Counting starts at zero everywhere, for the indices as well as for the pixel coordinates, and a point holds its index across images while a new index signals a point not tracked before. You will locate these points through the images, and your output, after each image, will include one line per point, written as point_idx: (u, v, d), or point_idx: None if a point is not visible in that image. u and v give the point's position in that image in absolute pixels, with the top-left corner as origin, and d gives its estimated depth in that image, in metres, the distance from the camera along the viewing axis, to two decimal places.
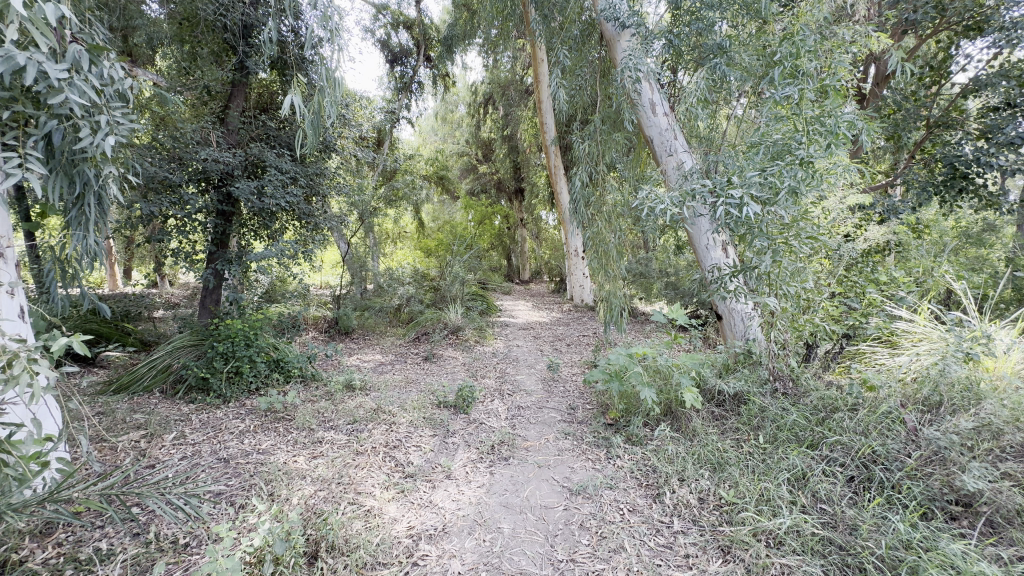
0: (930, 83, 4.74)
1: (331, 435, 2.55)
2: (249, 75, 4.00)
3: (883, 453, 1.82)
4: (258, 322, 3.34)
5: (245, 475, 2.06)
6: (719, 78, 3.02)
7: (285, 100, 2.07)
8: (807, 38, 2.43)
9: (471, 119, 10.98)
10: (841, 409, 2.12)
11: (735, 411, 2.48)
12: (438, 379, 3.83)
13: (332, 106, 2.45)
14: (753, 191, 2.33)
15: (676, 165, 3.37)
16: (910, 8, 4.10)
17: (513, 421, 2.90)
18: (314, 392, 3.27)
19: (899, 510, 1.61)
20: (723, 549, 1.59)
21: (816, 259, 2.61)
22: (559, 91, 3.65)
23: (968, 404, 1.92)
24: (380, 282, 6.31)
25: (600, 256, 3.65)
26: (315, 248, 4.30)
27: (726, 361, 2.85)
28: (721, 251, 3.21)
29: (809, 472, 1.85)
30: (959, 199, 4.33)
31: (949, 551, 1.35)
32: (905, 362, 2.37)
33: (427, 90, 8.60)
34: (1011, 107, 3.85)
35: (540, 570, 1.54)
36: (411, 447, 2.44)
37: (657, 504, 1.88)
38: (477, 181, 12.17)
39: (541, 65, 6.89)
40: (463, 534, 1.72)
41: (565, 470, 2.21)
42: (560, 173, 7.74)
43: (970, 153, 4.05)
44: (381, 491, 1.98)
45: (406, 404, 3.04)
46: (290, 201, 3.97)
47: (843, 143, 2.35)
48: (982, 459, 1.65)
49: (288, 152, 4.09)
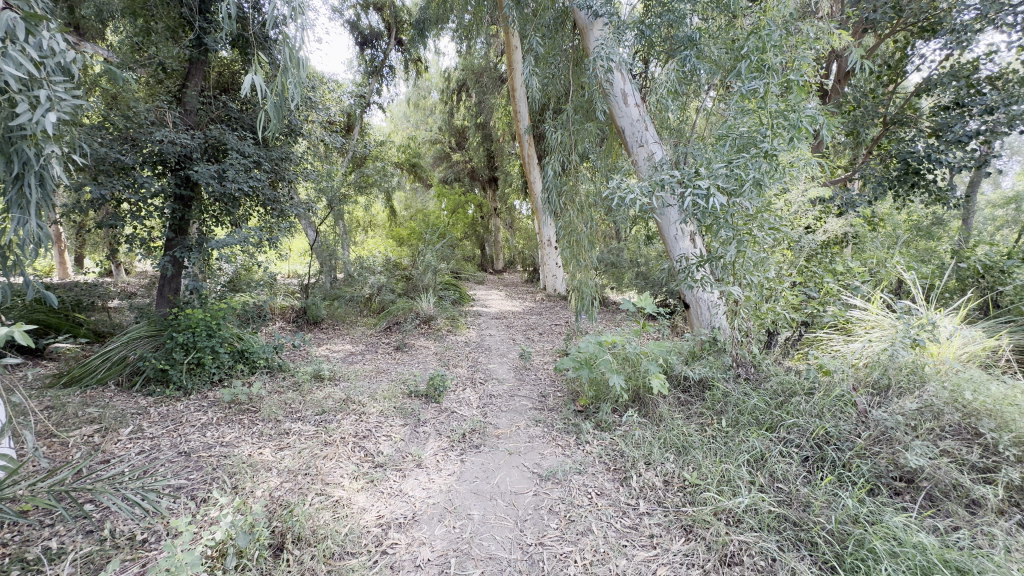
0: (887, 81, 4.92)
1: (298, 426, 2.50)
2: (207, 52, 3.78)
3: (836, 434, 1.91)
4: (220, 311, 3.22)
5: (208, 468, 2.00)
6: (689, 71, 3.06)
7: (245, 79, 1.94)
8: (772, 32, 2.48)
9: (444, 106, 10.81)
10: (798, 394, 2.22)
11: (700, 397, 2.57)
12: (409, 369, 3.80)
13: (297, 88, 2.34)
14: (719, 182, 2.38)
15: (646, 156, 3.45)
16: (870, 7, 4.26)
17: (485, 409, 2.92)
18: (281, 382, 3.20)
19: (849, 487, 1.69)
20: (685, 528, 1.65)
21: (778, 250, 2.71)
22: (532, 79, 3.62)
23: (912, 386, 2.05)
24: (350, 271, 6.18)
25: (571, 245, 3.68)
26: (280, 235, 4.21)
27: (692, 348, 2.93)
28: (689, 241, 3.28)
29: (767, 453, 1.92)
30: (911, 193, 4.55)
31: (892, 524, 1.43)
32: (858, 348, 2.49)
33: (399, 75, 8.42)
34: (959, 107, 4.05)
35: (509, 554, 1.56)
36: (382, 437, 2.42)
37: (624, 487, 1.92)
38: (450, 168, 12.08)
39: (515, 52, 6.81)
40: (433, 521, 1.72)
41: (535, 457, 2.23)
42: (533, 163, 7.76)
43: (921, 150, 4.26)
44: (350, 481, 1.96)
45: (376, 394, 3.01)
46: (253, 186, 3.83)
47: (805, 138, 2.45)
48: (924, 437, 1.78)
49: (251, 135, 3.94)
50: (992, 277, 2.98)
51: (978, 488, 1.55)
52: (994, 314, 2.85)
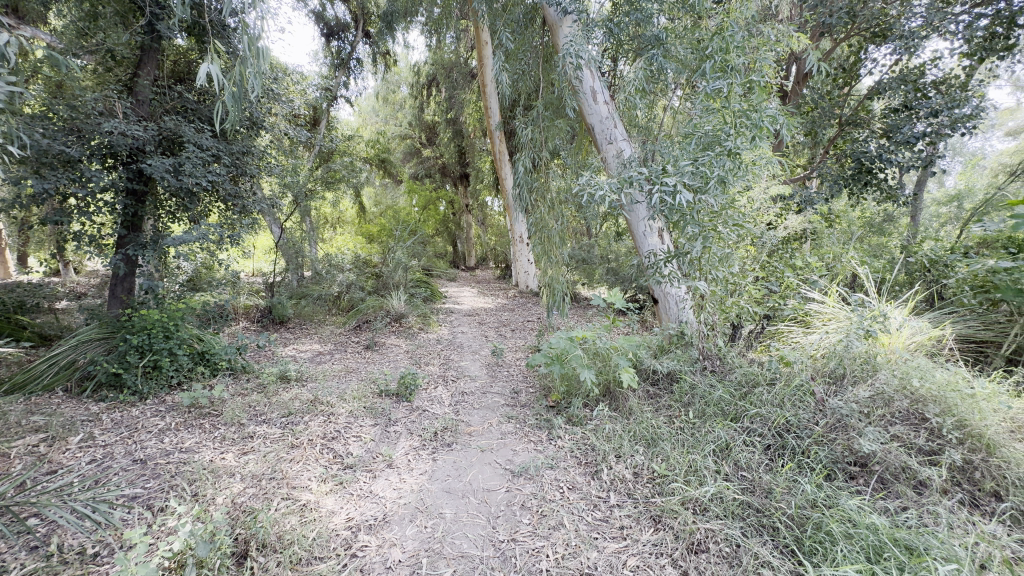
0: (842, 84, 5.14)
1: (263, 429, 2.42)
2: (160, 39, 3.58)
3: (796, 422, 1.98)
4: (178, 311, 3.08)
5: (166, 476, 1.91)
6: (656, 69, 3.10)
7: (201, 67, 1.85)
8: (735, 33, 2.56)
9: (414, 101, 10.62)
10: (761, 384, 2.30)
11: (668, 389, 2.63)
12: (380, 368, 3.74)
13: (256, 79, 2.26)
14: (685, 179, 2.43)
15: (615, 153, 3.50)
16: (827, 12, 4.36)
17: (456, 406, 2.90)
18: (245, 384, 3.09)
19: (807, 473, 1.76)
20: (654, 518, 1.68)
21: (742, 245, 2.79)
22: (502, 75, 3.60)
23: (866, 374, 2.15)
24: (318, 268, 6.02)
25: (543, 241, 3.70)
26: (242, 232, 4.07)
27: (661, 342, 2.99)
28: (657, 237, 3.34)
29: (732, 443, 1.98)
30: (864, 191, 4.77)
31: (847, 507, 1.50)
32: (816, 339, 2.60)
33: (367, 68, 8.24)
34: (907, 109, 4.28)
35: (481, 551, 1.55)
36: (351, 438, 2.37)
37: (595, 480, 1.95)
38: (421, 164, 11.91)
39: (486, 47, 6.77)
40: (404, 522, 1.70)
41: (507, 453, 2.24)
42: (504, 159, 7.77)
43: (874, 150, 4.47)
44: (318, 484, 1.91)
45: (345, 395, 2.94)
46: (212, 180, 3.68)
47: (766, 137, 2.54)
48: (876, 423, 1.88)
49: (209, 127, 3.78)
50: (937, 271, 3.12)
51: (924, 470, 1.65)
52: (939, 305, 3.00)
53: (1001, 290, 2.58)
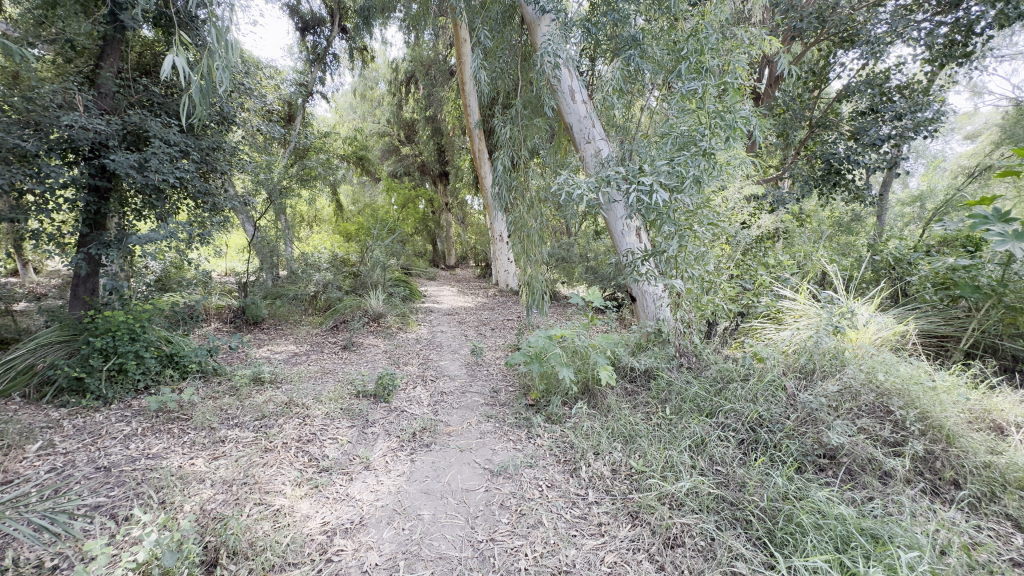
0: (813, 87, 5.27)
1: (235, 433, 2.35)
2: (123, 30, 3.43)
3: (768, 417, 2.02)
4: (145, 312, 2.97)
5: (132, 483, 1.84)
6: (633, 70, 3.14)
7: (166, 59, 1.80)
8: (710, 36, 2.62)
9: (392, 98, 10.63)
10: (735, 380, 2.35)
11: (646, 386, 2.66)
12: (357, 368, 3.68)
13: (225, 72, 2.19)
14: (662, 178, 2.46)
15: (593, 152, 3.52)
16: (798, 16, 4.49)
17: (435, 406, 2.88)
18: (216, 387, 3.00)
19: (779, 466, 1.80)
20: (632, 515, 1.70)
21: (717, 244, 2.85)
22: (480, 73, 3.58)
23: (834, 369, 2.22)
24: (293, 267, 5.89)
25: (522, 240, 3.70)
26: (212, 230, 3.96)
27: (638, 340, 3.02)
28: (635, 236, 3.37)
29: (707, 438, 2.01)
30: (833, 191, 4.91)
31: (817, 499, 1.54)
32: (788, 336, 2.67)
33: (344, 63, 8.10)
34: (874, 113, 4.45)
35: (459, 552, 1.54)
36: (327, 440, 2.33)
37: (574, 478, 1.96)
38: (400, 162, 11.79)
39: (465, 45, 6.73)
40: (381, 525, 1.68)
41: (486, 453, 2.23)
42: (484, 158, 7.75)
43: (842, 152, 4.61)
44: (292, 488, 1.87)
45: (321, 396, 2.89)
46: (180, 177, 3.56)
47: (739, 137, 2.59)
48: (844, 416, 1.94)
49: (176, 122, 3.65)
50: (901, 269, 3.22)
51: (889, 461, 1.71)
52: (903, 301, 3.11)
53: (960, 286, 2.70)
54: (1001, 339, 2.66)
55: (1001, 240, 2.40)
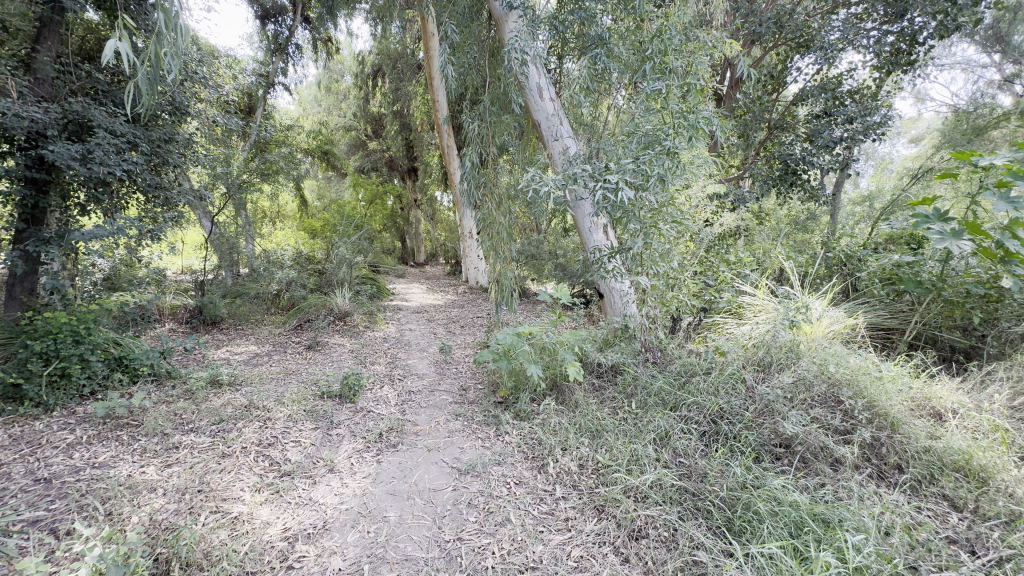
0: (771, 90, 5.46)
1: (190, 439, 2.25)
2: (63, 12, 3.21)
3: (728, 409, 2.09)
4: (91, 313, 2.79)
5: (75, 495, 1.73)
6: (600, 69, 3.17)
7: (109, 43, 1.64)
8: (673, 37, 2.68)
9: (359, 91, 10.39)
10: (698, 374, 2.42)
11: (612, 381, 2.71)
12: (322, 369, 3.59)
13: (175, 59, 2.06)
14: (627, 176, 2.50)
15: (562, 150, 3.54)
16: (757, 21, 4.64)
17: (403, 406, 2.83)
18: (170, 391, 2.86)
19: (738, 456, 1.85)
20: (598, 508, 1.72)
21: (681, 241, 2.94)
22: (447, 68, 3.54)
23: (789, 361, 2.32)
24: (255, 264, 5.68)
25: (491, 237, 3.69)
26: (164, 226, 3.77)
27: (606, 335, 3.06)
28: (602, 233, 3.41)
29: (670, 431, 2.06)
30: (790, 191, 5.12)
31: (773, 487, 1.60)
32: (748, 330, 2.77)
33: (307, 54, 7.85)
34: (828, 116, 4.66)
35: (426, 553, 1.52)
36: (290, 443, 2.26)
37: (542, 474, 1.97)
38: (366, 157, 11.54)
39: (432, 39, 6.66)
40: (346, 528, 1.64)
41: (454, 451, 2.21)
42: (453, 154, 7.68)
43: (798, 153, 4.81)
44: (251, 494, 1.80)
45: (284, 398, 2.80)
46: (128, 169, 3.37)
47: (702, 137, 2.68)
48: (798, 407, 2.03)
49: (123, 111, 3.45)
50: (852, 265, 3.38)
51: (839, 448, 1.79)
52: (854, 296, 3.26)
53: (904, 281, 2.85)
54: (941, 331, 2.81)
55: (941, 238, 2.56)
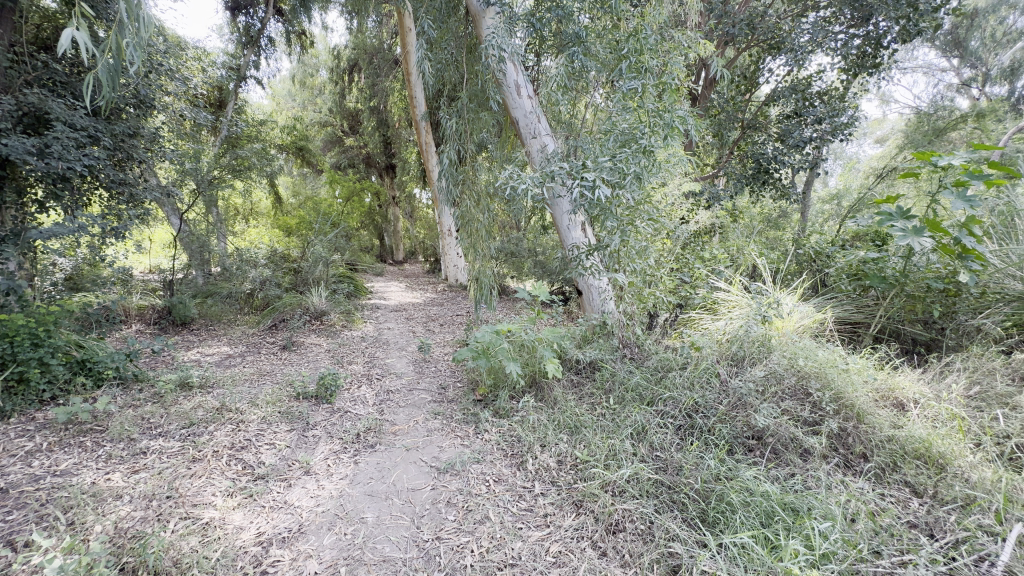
0: (744, 90, 5.58)
1: (159, 444, 2.18)
2: None
3: (703, 403, 2.13)
4: (51, 314, 2.68)
5: (34, 505, 1.66)
6: (577, 67, 3.18)
7: (65, 33, 1.54)
8: (648, 36, 2.72)
9: (334, 86, 10.20)
10: (674, 368, 2.47)
11: (591, 377, 2.74)
12: (297, 369, 3.52)
13: (137, 50, 1.96)
14: (604, 174, 2.51)
15: (540, 147, 3.53)
16: (730, 23, 4.73)
17: (381, 406, 2.80)
18: (136, 395, 2.76)
19: (712, 449, 1.89)
20: (576, 504, 1.74)
21: (657, 239, 3.00)
22: (424, 64, 3.49)
23: (761, 356, 2.39)
24: (227, 263, 5.52)
25: (470, 235, 3.68)
26: (130, 223, 3.64)
27: (585, 332, 3.08)
28: (580, 231, 3.42)
29: (647, 425, 2.10)
30: (762, 189, 5.25)
31: (745, 478, 1.64)
32: (722, 325, 2.83)
33: (280, 48, 7.66)
34: (798, 116, 4.79)
35: (404, 554, 1.51)
36: (263, 446, 2.21)
37: (521, 471, 1.98)
38: (343, 154, 11.34)
39: (410, 34, 6.58)
40: (321, 531, 1.62)
41: (433, 450, 2.20)
42: (431, 151, 7.62)
43: (770, 152, 4.93)
44: (223, 499, 1.75)
45: (258, 400, 2.73)
46: (89, 165, 3.24)
47: (677, 136, 2.73)
48: (770, 399, 2.09)
49: (83, 104, 3.31)
50: (820, 261, 3.49)
51: (808, 439, 1.84)
52: (823, 291, 3.37)
53: (870, 277, 2.96)
54: (903, 324, 2.93)
55: (903, 235, 2.66)
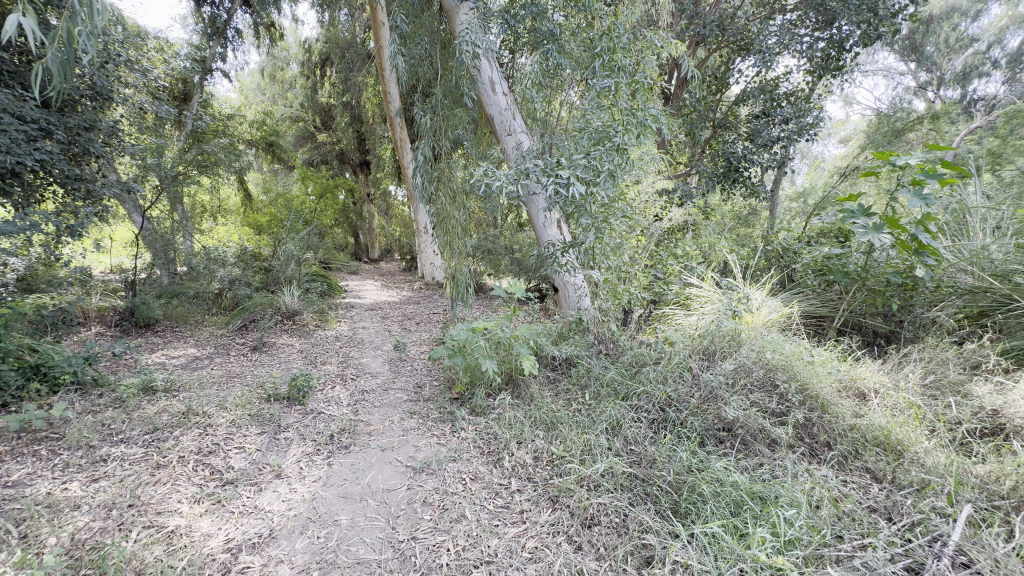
0: (716, 90, 5.69)
1: (120, 450, 2.09)
2: None
3: (675, 397, 2.17)
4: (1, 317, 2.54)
5: None
6: (552, 65, 3.19)
7: (10, 20, 1.46)
8: (621, 35, 2.75)
9: (306, 80, 9.96)
10: (648, 364, 2.51)
11: (567, 373, 2.76)
12: (268, 370, 3.43)
13: (91, 40, 1.87)
14: (578, 172, 2.53)
15: (515, 144, 3.51)
16: (701, 24, 4.82)
17: (356, 406, 2.76)
18: (96, 400, 2.64)
19: (684, 442, 1.93)
20: (552, 499, 1.75)
21: (632, 236, 3.04)
22: (398, 59, 3.44)
23: (731, 349, 2.45)
24: (193, 262, 5.33)
25: (445, 232, 3.65)
26: (87, 220, 3.48)
27: (561, 329, 3.10)
28: (555, 228, 3.43)
29: (622, 420, 2.13)
30: (733, 187, 5.38)
31: (716, 469, 1.68)
32: (694, 321, 2.90)
33: (248, 40, 7.43)
34: (766, 116, 4.93)
35: (379, 555, 1.49)
36: (233, 450, 2.15)
37: (497, 468, 1.98)
38: (315, 150, 11.10)
39: (382, 29, 6.48)
40: (294, 535, 1.58)
41: (409, 450, 2.18)
42: (406, 147, 7.52)
43: (740, 151, 5.06)
44: (189, 506, 1.70)
45: (227, 403, 2.65)
46: (41, 159, 3.08)
47: (650, 135, 2.76)
48: (739, 392, 2.15)
49: (34, 95, 3.15)
50: (788, 257, 3.60)
51: (775, 430, 1.90)
52: (790, 286, 3.49)
53: (834, 272, 3.08)
54: (865, 317, 3.03)
55: (864, 232, 2.77)
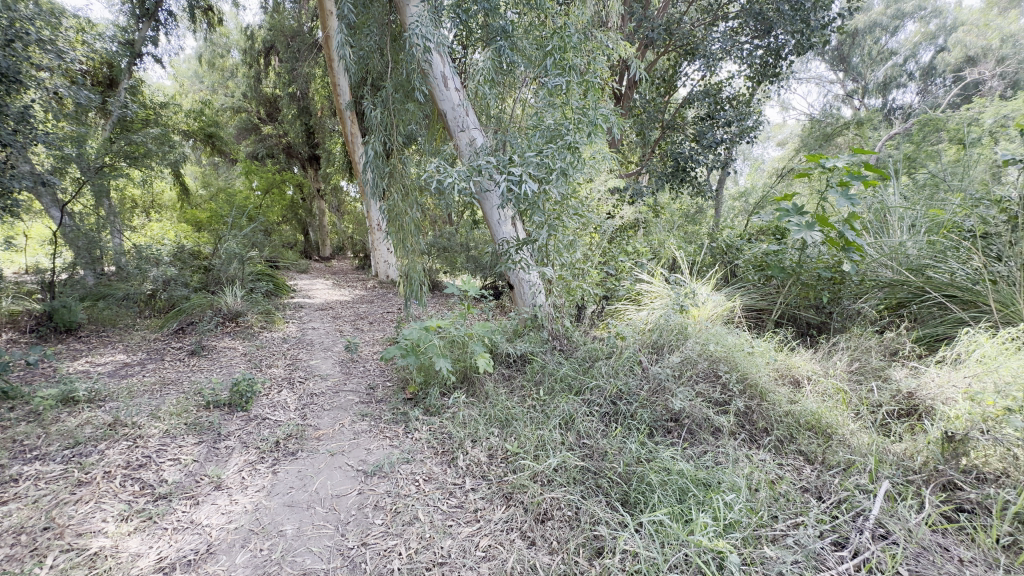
0: (664, 92, 5.88)
1: (35, 468, 1.90)
2: None
3: (626, 390, 2.23)
4: None
5: None
6: (504, 61, 3.19)
7: None
8: (571, 35, 2.78)
9: (248, 69, 9.45)
10: (601, 358, 2.57)
11: (521, 370, 2.77)
12: (208, 376, 3.23)
13: None
14: (531, 169, 2.54)
15: (468, 141, 3.44)
16: (650, 27, 4.96)
17: (304, 410, 2.65)
18: (5, 415, 2.38)
19: (634, 433, 1.99)
20: (506, 496, 1.75)
21: (584, 233, 3.10)
22: (345, 50, 3.31)
23: (678, 342, 2.55)
24: (121, 261, 4.93)
25: (398, 229, 3.57)
26: None
27: (516, 326, 3.07)
28: (510, 225, 3.42)
29: (575, 414, 2.16)
30: (681, 186, 5.58)
31: (663, 459, 1.74)
32: (645, 316, 2.99)
33: (182, 23, 6.95)
34: (711, 119, 5.15)
35: (327, 564, 1.44)
36: (167, 462, 2.01)
37: (451, 468, 1.96)
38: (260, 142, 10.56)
39: (330, 18, 6.25)
40: (234, 549, 1.50)
41: (360, 453, 2.12)
42: (357, 141, 7.30)
43: (687, 152, 5.26)
44: (115, 525, 1.57)
45: (160, 412, 2.48)
46: None
47: (601, 134, 2.80)
48: (685, 383, 2.24)
49: None
50: (731, 254, 3.78)
51: (718, 418, 1.99)
52: (733, 281, 3.67)
53: (771, 268, 3.27)
54: (799, 310, 3.27)
55: (798, 229, 2.94)
